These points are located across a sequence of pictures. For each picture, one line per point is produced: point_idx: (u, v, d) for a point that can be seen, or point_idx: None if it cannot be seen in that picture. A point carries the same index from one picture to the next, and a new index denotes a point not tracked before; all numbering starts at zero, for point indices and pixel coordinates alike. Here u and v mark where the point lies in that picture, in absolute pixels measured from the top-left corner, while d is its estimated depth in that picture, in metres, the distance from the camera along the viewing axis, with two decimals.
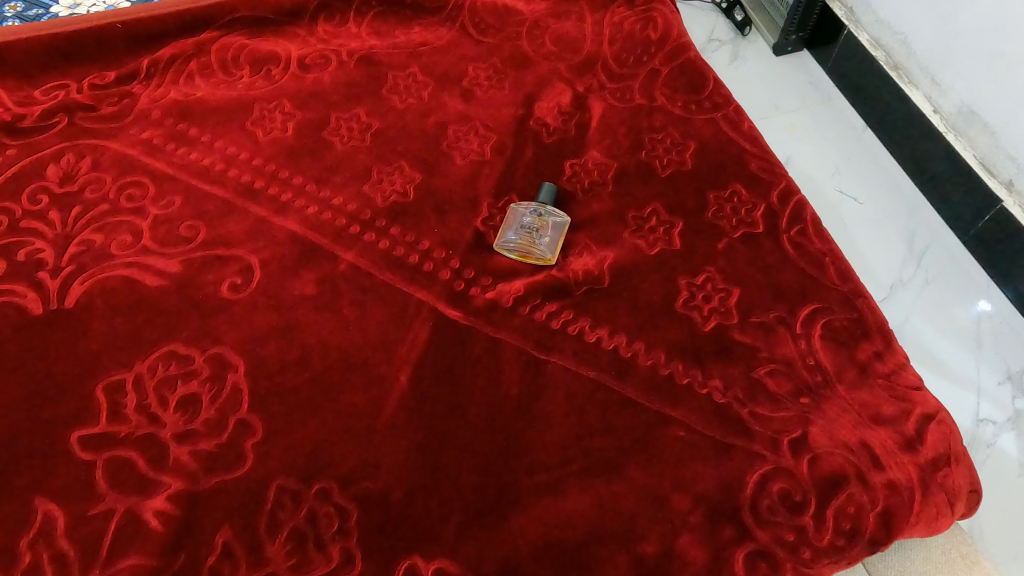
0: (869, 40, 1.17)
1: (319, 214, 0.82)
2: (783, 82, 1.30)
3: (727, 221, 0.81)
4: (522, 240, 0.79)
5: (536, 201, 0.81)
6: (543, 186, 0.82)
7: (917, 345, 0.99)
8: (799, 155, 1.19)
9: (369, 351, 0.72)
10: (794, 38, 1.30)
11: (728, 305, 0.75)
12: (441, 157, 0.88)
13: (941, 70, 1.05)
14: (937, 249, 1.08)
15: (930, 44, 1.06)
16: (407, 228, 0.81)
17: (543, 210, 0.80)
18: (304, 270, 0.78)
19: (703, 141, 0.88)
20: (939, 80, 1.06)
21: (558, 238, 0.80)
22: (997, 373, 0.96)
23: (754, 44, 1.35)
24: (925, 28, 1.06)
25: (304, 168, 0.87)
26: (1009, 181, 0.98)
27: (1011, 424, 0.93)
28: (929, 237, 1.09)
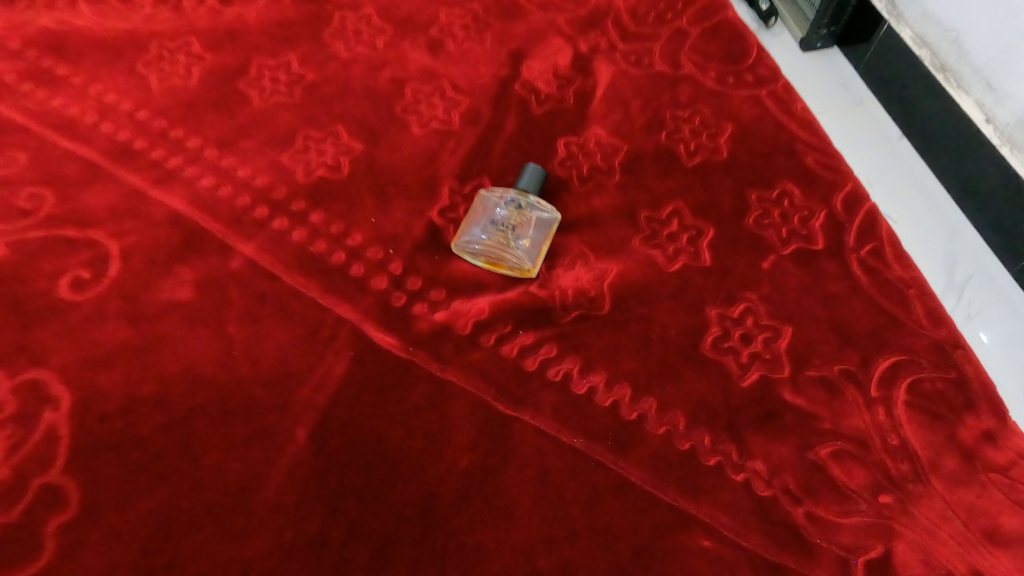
0: (911, 36, 0.75)
1: (215, 191, 0.60)
2: (805, 77, 0.88)
3: (774, 231, 0.60)
4: (492, 243, 0.56)
5: (516, 187, 0.58)
6: (527, 166, 0.59)
7: None
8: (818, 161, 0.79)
9: (258, 390, 0.50)
10: (826, 32, 0.87)
11: (775, 349, 0.53)
12: (392, 124, 0.66)
13: (1001, 69, 0.65)
14: (985, 284, 0.71)
15: (981, 34, 0.66)
16: (334, 216, 0.59)
17: (525, 200, 0.57)
18: (183, 266, 0.56)
19: (743, 124, 0.66)
20: (998, 84, 0.66)
21: (543, 243, 0.57)
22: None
23: (778, 38, 0.91)
24: (981, 14, 0.66)
25: (206, 128, 0.64)
26: None
27: None
28: (973, 266, 0.73)
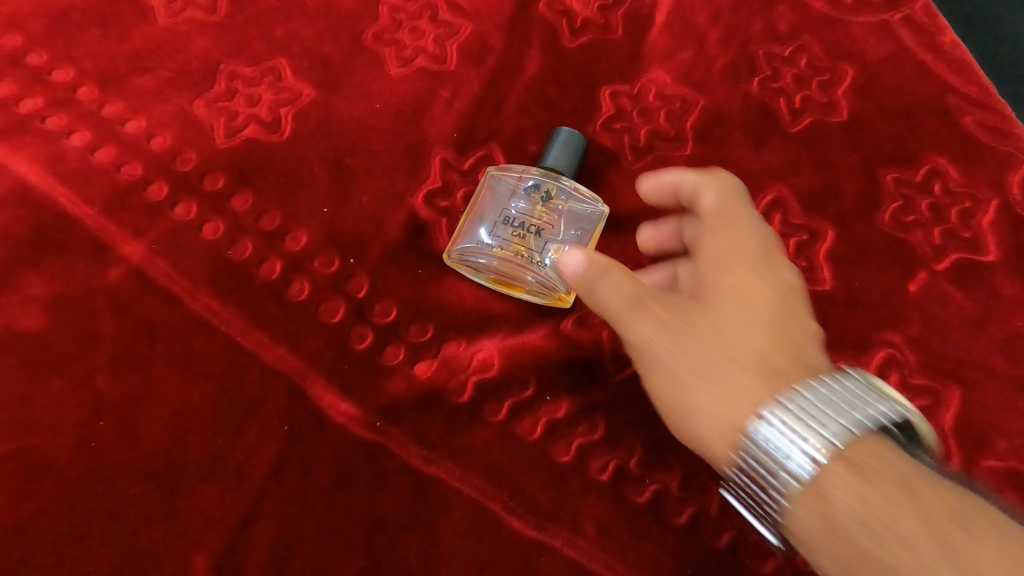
0: None
1: (88, 155, 0.39)
2: None
3: (924, 233, 0.40)
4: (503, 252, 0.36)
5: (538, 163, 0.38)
6: (558, 132, 0.39)
7: None
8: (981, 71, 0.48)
9: (139, 489, 0.32)
10: None
11: (934, 426, 0.35)
12: (357, 58, 0.44)
13: None
14: None
15: None
16: (269, 202, 0.39)
17: (556, 186, 0.37)
18: (30, 273, 0.36)
19: (871, 67, 0.45)
20: None
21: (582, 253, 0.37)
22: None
23: None
24: None
25: (83, 54, 0.42)
26: None
27: None
28: None
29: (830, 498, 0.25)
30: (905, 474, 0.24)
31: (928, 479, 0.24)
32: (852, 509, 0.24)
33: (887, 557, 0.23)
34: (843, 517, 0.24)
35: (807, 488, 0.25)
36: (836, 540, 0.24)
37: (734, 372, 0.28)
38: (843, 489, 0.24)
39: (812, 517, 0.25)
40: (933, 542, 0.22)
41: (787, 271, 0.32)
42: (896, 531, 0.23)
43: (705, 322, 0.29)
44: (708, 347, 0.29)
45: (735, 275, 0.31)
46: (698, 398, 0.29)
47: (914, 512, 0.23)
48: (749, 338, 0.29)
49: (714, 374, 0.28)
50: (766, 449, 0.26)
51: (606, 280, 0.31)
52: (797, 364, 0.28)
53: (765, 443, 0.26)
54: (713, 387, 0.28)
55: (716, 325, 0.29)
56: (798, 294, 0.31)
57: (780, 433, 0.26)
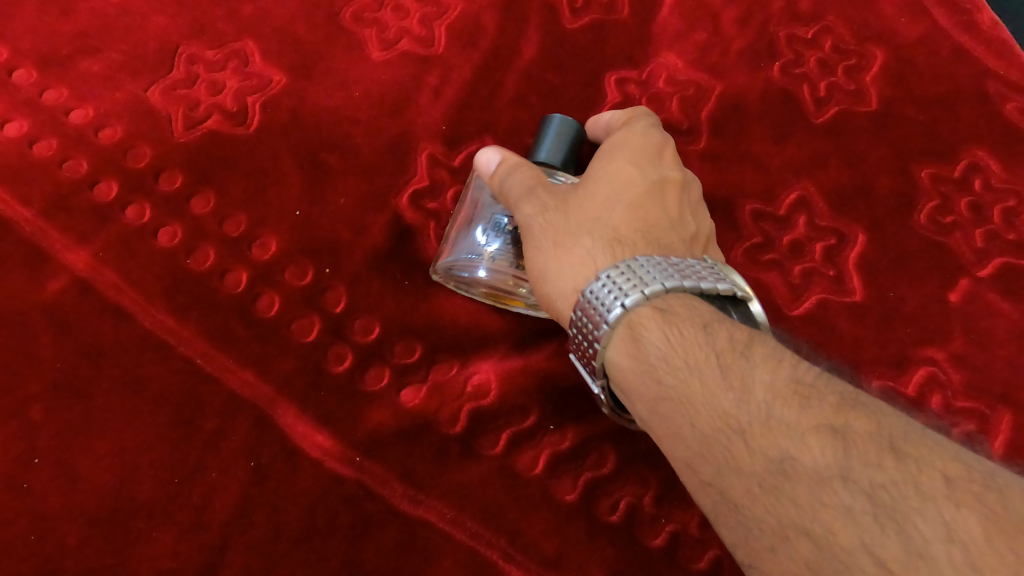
0: None
1: (26, 151, 0.35)
2: None
3: (965, 236, 0.36)
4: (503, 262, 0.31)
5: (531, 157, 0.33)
6: (552, 116, 0.34)
7: None
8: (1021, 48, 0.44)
9: (81, 538, 0.28)
10: None
11: (981, 455, 0.32)
12: (334, 40, 0.40)
13: None
14: None
15: None
16: (234, 203, 0.35)
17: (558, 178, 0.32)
18: None
19: (903, 50, 0.41)
20: None
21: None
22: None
23: None
24: None
25: (20, 33, 0.37)
26: None
27: None
28: None
29: (644, 342, 0.24)
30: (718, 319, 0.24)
31: (739, 330, 0.24)
32: (662, 347, 0.24)
33: (679, 391, 0.23)
34: (649, 358, 0.24)
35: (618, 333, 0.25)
36: (643, 377, 0.24)
37: (584, 243, 0.27)
38: (656, 333, 0.24)
39: (625, 364, 0.25)
40: (725, 375, 0.23)
41: (673, 168, 0.30)
42: (688, 369, 0.23)
43: (572, 200, 0.28)
44: (565, 216, 0.28)
45: (613, 160, 0.29)
46: (547, 263, 0.28)
47: (713, 344, 0.23)
48: (610, 217, 0.28)
49: (566, 237, 0.27)
50: (587, 308, 0.26)
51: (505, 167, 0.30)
52: (650, 243, 0.27)
53: (585, 295, 0.26)
54: (552, 248, 0.28)
55: (583, 201, 0.28)
56: (678, 190, 0.30)
57: (604, 286, 0.25)
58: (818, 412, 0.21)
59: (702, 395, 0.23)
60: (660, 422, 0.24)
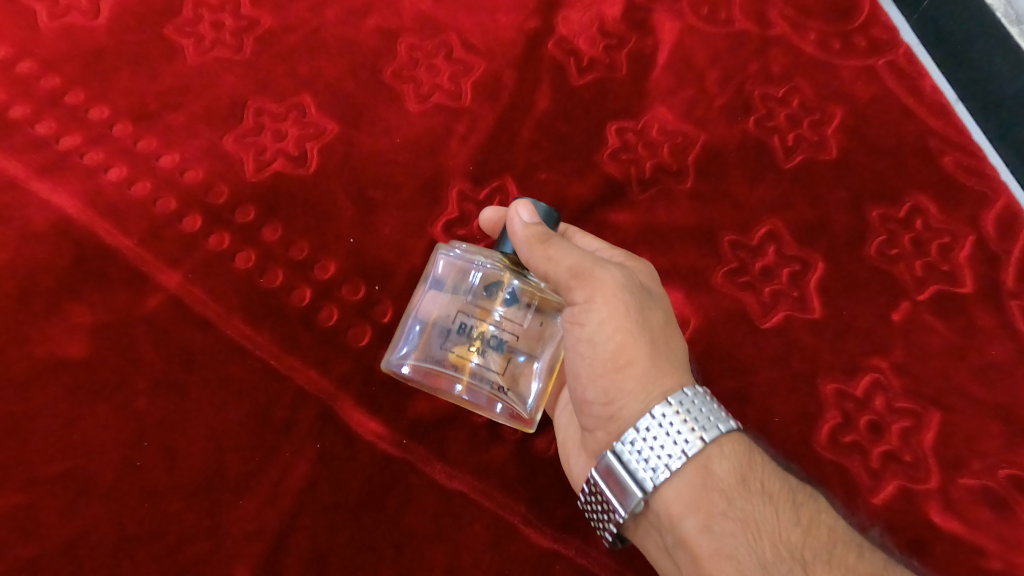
0: None
1: (125, 189, 0.42)
2: None
3: (907, 266, 0.43)
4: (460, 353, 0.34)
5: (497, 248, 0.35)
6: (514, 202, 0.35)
7: None
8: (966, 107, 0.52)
9: (180, 505, 0.34)
10: None
11: (916, 448, 0.38)
12: (378, 94, 0.47)
13: None
14: None
15: None
16: (298, 232, 0.42)
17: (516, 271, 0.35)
18: (74, 303, 0.38)
19: (858, 109, 0.49)
20: None
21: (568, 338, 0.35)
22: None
23: None
24: None
25: (118, 92, 0.45)
26: None
27: None
28: None
29: (713, 472, 0.30)
30: (770, 464, 0.32)
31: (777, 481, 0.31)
32: (735, 478, 0.30)
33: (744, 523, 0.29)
34: (716, 490, 0.30)
35: (694, 462, 0.30)
36: (715, 500, 0.30)
37: (667, 355, 0.33)
38: (723, 467, 0.30)
39: (694, 489, 0.30)
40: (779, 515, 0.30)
41: None
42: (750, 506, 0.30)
43: (654, 309, 0.33)
44: (651, 323, 0.33)
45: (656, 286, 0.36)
46: (637, 363, 0.32)
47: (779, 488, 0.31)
48: (677, 338, 0.34)
49: (654, 342, 0.32)
50: (670, 420, 0.31)
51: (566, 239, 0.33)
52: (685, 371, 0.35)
53: (687, 405, 0.31)
54: (654, 355, 0.32)
55: (662, 316, 0.34)
56: None
57: (690, 412, 0.31)
58: (856, 560, 0.29)
59: (769, 529, 0.29)
60: (719, 542, 0.29)
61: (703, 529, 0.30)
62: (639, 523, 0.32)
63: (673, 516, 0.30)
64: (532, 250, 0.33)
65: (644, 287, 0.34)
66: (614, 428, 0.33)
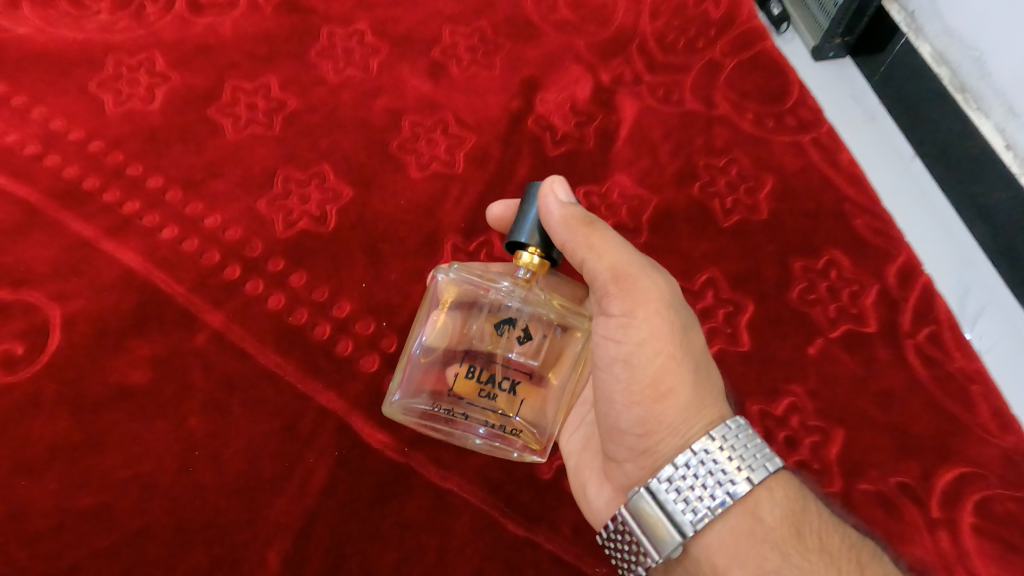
0: (930, 53, 0.65)
1: (178, 245, 0.51)
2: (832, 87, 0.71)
3: (822, 309, 0.52)
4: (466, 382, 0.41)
5: (507, 239, 0.40)
6: (532, 186, 0.41)
7: None
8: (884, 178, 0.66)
9: (223, 502, 0.42)
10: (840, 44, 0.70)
11: (823, 458, 0.47)
12: (386, 164, 0.57)
13: None
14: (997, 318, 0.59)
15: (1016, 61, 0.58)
16: (318, 278, 0.51)
17: (535, 270, 0.39)
18: (136, 339, 0.47)
19: (786, 178, 0.59)
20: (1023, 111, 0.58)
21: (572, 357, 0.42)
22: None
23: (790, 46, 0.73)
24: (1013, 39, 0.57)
25: (171, 165, 0.54)
26: None
27: None
28: (986, 298, 0.60)
29: (759, 517, 0.34)
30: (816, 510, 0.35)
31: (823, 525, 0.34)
32: (782, 525, 0.34)
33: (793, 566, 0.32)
34: (765, 535, 0.33)
35: (739, 507, 0.34)
36: (763, 551, 0.33)
37: (705, 376, 0.38)
38: (770, 512, 0.34)
39: (742, 535, 0.33)
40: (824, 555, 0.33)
41: None
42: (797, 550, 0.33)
43: (695, 334, 0.39)
44: (694, 347, 0.38)
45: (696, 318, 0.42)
46: (672, 390, 0.37)
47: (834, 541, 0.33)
48: (713, 367, 0.39)
49: (691, 371, 0.37)
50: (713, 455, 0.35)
51: (611, 246, 0.39)
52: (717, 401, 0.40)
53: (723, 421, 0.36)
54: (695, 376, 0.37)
55: (703, 345, 0.39)
56: None
57: (733, 444, 0.35)
58: None
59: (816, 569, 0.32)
60: None
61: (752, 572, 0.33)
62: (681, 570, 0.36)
63: (722, 562, 0.34)
64: (577, 232, 0.39)
65: (687, 309, 0.39)
66: (654, 453, 0.38)
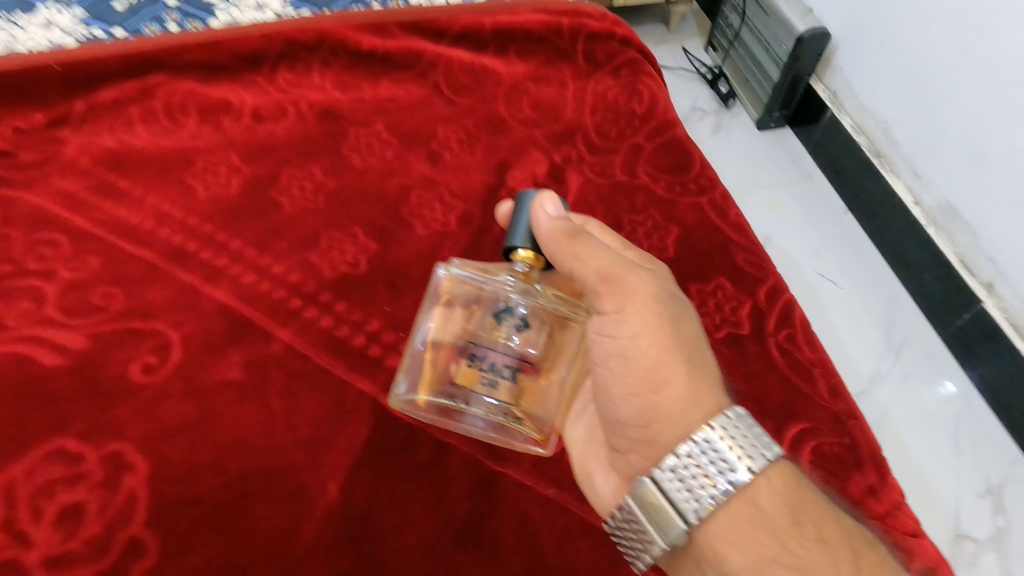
0: (852, 124, 1.14)
1: (256, 287, 0.73)
2: (766, 154, 1.25)
3: (710, 317, 0.74)
4: (470, 371, 0.59)
5: (505, 245, 0.60)
6: (530, 204, 0.60)
7: (914, 479, 0.93)
8: (780, 235, 1.15)
9: (298, 453, 0.62)
10: (777, 115, 1.26)
11: None
12: (399, 227, 0.79)
13: (924, 163, 1.02)
14: (914, 344, 1.05)
15: (913, 136, 1.03)
16: (354, 305, 0.73)
17: (530, 262, 0.59)
18: (232, 351, 0.68)
19: (687, 227, 0.82)
20: (922, 173, 1.03)
21: (569, 352, 0.61)
22: (976, 485, 0.93)
23: (738, 117, 1.30)
24: (910, 121, 1.03)
25: (247, 232, 0.77)
26: (988, 283, 0.96)
27: (991, 543, 0.89)
28: (906, 329, 1.07)
29: (757, 500, 0.51)
30: (801, 491, 0.52)
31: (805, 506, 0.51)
32: (775, 505, 0.51)
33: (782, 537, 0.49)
34: (764, 517, 0.50)
35: (743, 493, 0.51)
36: (763, 532, 0.49)
37: (686, 366, 0.56)
38: (766, 497, 0.51)
39: (745, 516, 0.50)
40: (805, 527, 0.50)
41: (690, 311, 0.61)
42: (785, 535, 0.49)
43: (683, 329, 0.57)
44: (675, 334, 0.57)
45: (685, 305, 0.60)
46: (665, 379, 0.55)
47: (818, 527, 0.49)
48: (698, 355, 0.57)
49: (682, 367, 0.56)
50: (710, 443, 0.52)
51: (593, 255, 0.59)
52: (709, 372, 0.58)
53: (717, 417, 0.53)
54: (684, 369, 0.56)
55: (691, 339, 0.57)
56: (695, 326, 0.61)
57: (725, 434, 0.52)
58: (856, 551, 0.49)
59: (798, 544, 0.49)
60: (766, 553, 0.49)
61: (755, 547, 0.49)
62: (691, 557, 0.52)
63: (725, 544, 0.50)
64: (565, 244, 0.58)
65: (675, 312, 0.58)
66: (656, 448, 0.55)
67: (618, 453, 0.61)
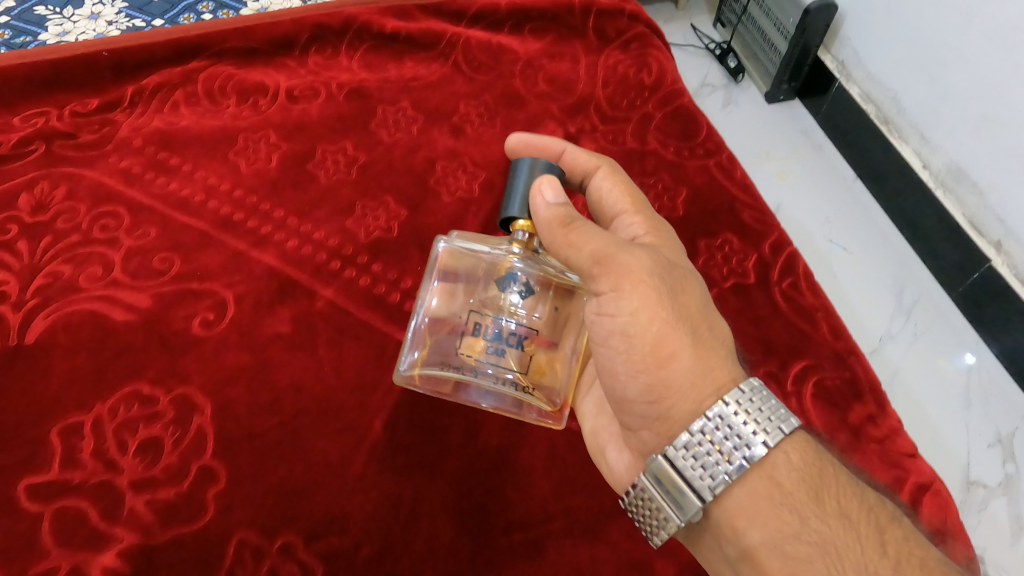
0: (859, 93, 1.18)
1: (299, 250, 0.79)
2: (775, 125, 1.30)
3: (718, 269, 0.80)
4: (479, 340, 0.60)
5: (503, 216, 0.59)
6: (532, 183, 0.59)
7: (923, 432, 0.97)
8: (790, 203, 1.19)
9: (345, 394, 0.69)
10: (786, 87, 1.29)
11: None
12: (427, 194, 0.86)
13: (931, 129, 1.05)
14: (925, 303, 1.09)
15: (919, 102, 1.06)
16: (390, 265, 0.79)
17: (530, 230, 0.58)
18: (281, 307, 0.75)
19: (696, 188, 0.87)
20: (929, 138, 1.06)
21: (575, 323, 0.61)
22: (987, 435, 0.97)
23: (747, 90, 1.34)
24: (916, 88, 1.06)
25: (288, 202, 0.83)
26: (997, 242, 0.99)
27: (1001, 488, 0.93)
28: (917, 290, 1.10)
29: (777, 477, 0.49)
30: (823, 465, 0.50)
31: (828, 481, 0.49)
32: (795, 482, 0.49)
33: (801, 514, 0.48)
34: (781, 495, 0.48)
35: (759, 468, 0.49)
36: (781, 508, 0.48)
37: (694, 336, 0.53)
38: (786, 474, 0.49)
39: (762, 492, 0.49)
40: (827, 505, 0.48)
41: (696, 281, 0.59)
42: (805, 509, 0.48)
43: (688, 304, 0.54)
44: (681, 308, 0.53)
45: (689, 279, 0.56)
46: (671, 354, 0.52)
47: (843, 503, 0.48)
48: (707, 329, 0.54)
49: (687, 341, 0.53)
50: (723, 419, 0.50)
51: (590, 235, 0.55)
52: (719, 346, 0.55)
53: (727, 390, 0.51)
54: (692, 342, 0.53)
55: (697, 312, 0.54)
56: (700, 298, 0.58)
57: (738, 409, 0.50)
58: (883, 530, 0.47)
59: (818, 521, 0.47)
60: (784, 530, 0.47)
61: (773, 523, 0.48)
62: (709, 523, 0.52)
63: (742, 516, 0.49)
64: (561, 230, 0.55)
65: (677, 283, 0.54)
66: (669, 422, 0.53)
67: (629, 431, 0.59)
